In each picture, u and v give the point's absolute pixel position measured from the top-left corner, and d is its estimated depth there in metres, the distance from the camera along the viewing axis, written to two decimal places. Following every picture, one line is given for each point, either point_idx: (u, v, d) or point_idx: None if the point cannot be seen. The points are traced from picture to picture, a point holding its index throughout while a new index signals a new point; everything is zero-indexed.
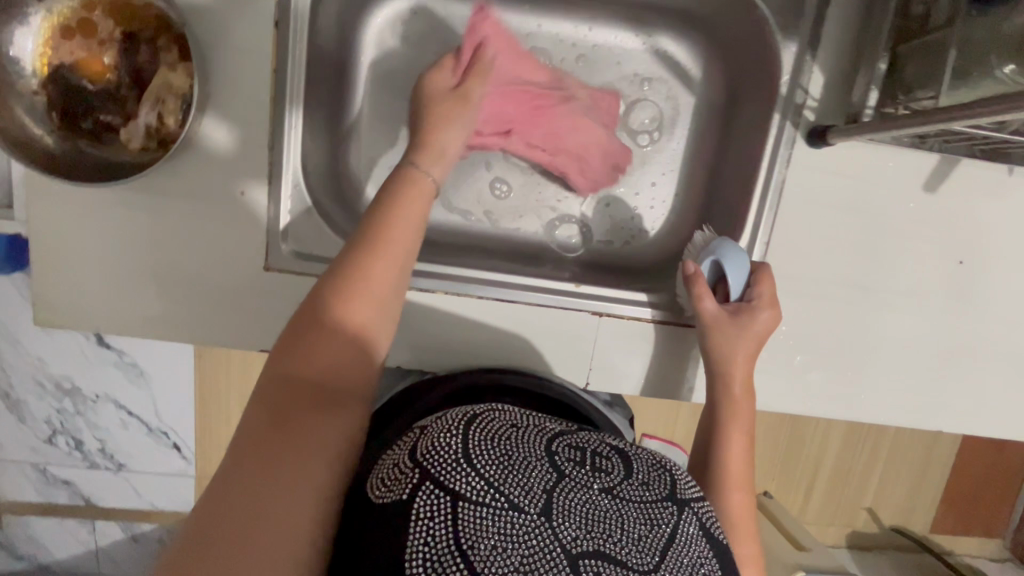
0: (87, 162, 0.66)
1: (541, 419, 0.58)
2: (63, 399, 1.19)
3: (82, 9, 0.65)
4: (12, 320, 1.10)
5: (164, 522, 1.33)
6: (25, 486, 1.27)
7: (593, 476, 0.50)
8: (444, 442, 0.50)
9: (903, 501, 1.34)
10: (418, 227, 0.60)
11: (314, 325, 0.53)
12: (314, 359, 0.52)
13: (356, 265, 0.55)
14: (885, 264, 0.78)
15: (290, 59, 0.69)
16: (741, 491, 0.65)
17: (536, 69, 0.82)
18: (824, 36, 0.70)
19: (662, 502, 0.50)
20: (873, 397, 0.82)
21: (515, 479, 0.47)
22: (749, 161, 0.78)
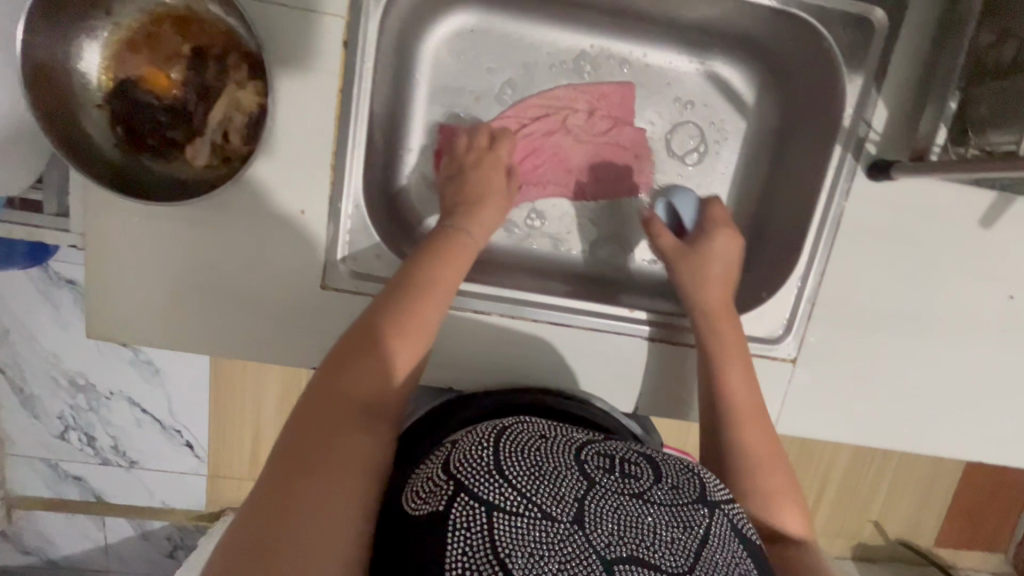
0: (150, 178, 0.66)
1: (567, 429, 0.60)
2: (76, 395, 1.13)
3: (151, 24, 0.64)
4: (31, 313, 1.06)
5: (176, 520, 1.26)
6: (35, 480, 1.21)
7: (623, 483, 0.52)
8: (476, 453, 0.52)
9: (908, 516, 1.34)
10: (459, 273, 0.67)
11: (366, 346, 0.59)
12: (362, 374, 0.57)
13: (414, 299, 0.63)
14: (938, 298, 0.79)
15: (357, 78, 0.68)
16: (765, 485, 0.64)
17: (575, 95, 0.85)
18: (890, 72, 0.71)
19: (694, 505, 0.52)
20: (918, 427, 0.83)
21: (548, 489, 0.50)
22: (805, 190, 0.78)
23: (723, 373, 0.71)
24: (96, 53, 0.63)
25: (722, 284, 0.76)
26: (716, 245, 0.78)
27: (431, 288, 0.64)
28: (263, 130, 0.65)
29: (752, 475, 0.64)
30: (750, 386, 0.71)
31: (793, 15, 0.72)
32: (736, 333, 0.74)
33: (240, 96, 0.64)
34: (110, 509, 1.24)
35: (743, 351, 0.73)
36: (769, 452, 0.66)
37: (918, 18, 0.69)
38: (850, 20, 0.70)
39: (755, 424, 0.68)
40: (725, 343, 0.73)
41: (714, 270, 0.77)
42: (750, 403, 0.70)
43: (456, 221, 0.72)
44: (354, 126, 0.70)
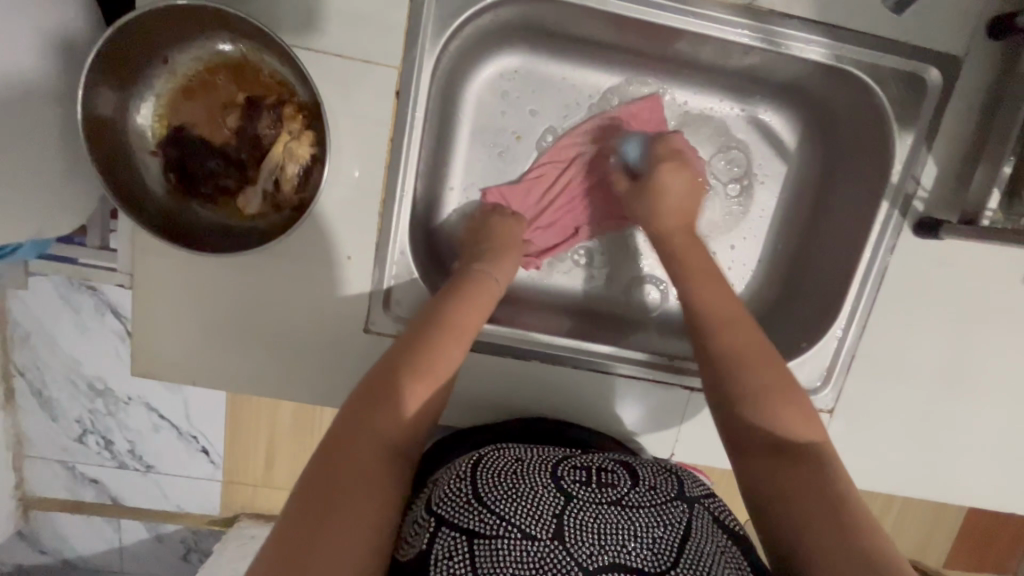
0: (201, 224, 0.66)
1: (542, 449, 0.64)
2: (94, 399, 1.08)
3: (205, 72, 0.65)
4: (50, 317, 1.01)
5: (190, 524, 1.20)
6: (51, 483, 1.16)
7: (600, 492, 0.55)
8: (456, 487, 0.55)
9: (921, 536, 1.18)
10: (482, 313, 0.66)
11: (386, 390, 0.56)
12: (382, 421, 0.55)
13: (435, 338, 0.61)
14: (980, 353, 0.78)
15: (408, 126, 0.69)
16: (824, 526, 0.52)
17: (611, 130, 0.83)
18: (941, 131, 0.71)
19: (671, 503, 0.57)
20: (954, 478, 0.82)
21: (524, 508, 0.52)
22: (849, 240, 0.78)
23: (756, 398, 0.61)
24: (153, 101, 0.64)
25: (705, 279, 0.70)
26: (670, 184, 0.76)
27: (451, 328, 0.63)
28: (314, 180, 0.65)
29: (802, 516, 0.53)
30: (795, 411, 0.61)
31: (844, 71, 0.72)
32: (755, 350, 0.64)
33: (293, 146, 0.64)
34: (126, 513, 1.19)
35: (779, 371, 0.63)
36: (828, 485, 0.55)
37: (970, 80, 0.70)
38: (903, 78, 0.70)
39: (801, 454, 0.58)
40: (749, 363, 0.64)
41: (669, 208, 0.75)
42: (791, 433, 0.60)
43: (488, 267, 0.72)
44: (404, 175, 0.70)
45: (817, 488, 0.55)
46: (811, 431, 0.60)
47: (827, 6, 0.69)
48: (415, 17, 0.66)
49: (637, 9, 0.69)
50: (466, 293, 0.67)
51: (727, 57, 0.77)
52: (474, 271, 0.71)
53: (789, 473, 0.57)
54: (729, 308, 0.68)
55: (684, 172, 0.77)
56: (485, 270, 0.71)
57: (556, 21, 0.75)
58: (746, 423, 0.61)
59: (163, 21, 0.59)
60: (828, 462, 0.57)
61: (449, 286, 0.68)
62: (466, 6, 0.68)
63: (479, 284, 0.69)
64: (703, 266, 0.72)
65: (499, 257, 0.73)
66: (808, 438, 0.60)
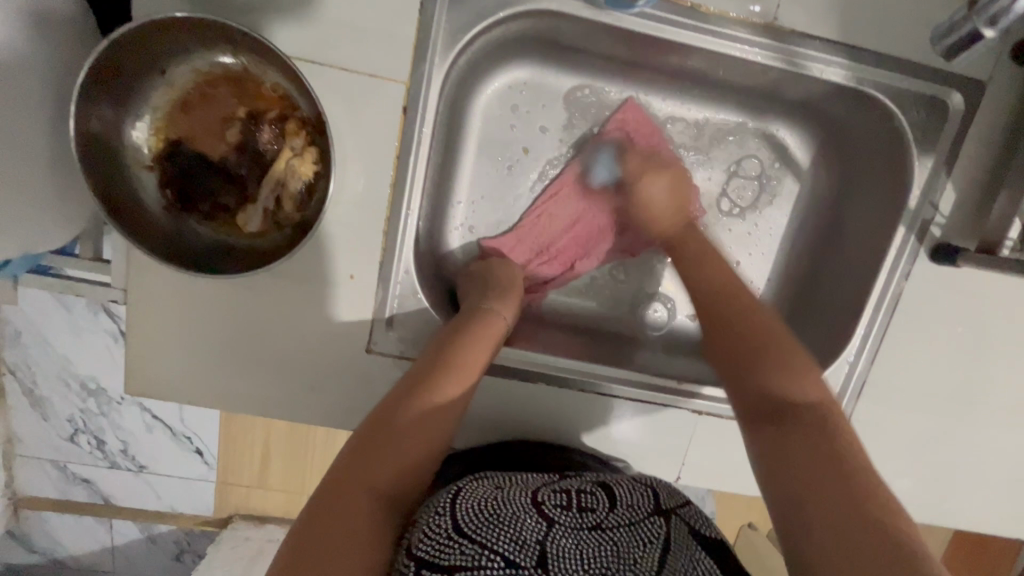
0: (198, 242, 0.64)
1: (519, 476, 0.62)
2: (86, 399, 1.05)
3: (205, 84, 0.62)
4: (41, 316, 0.97)
5: (184, 526, 1.18)
6: (41, 482, 1.13)
7: (580, 517, 0.55)
8: (434, 522, 0.51)
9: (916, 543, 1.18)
10: (487, 354, 0.64)
11: (384, 429, 0.55)
12: (378, 463, 0.53)
13: (441, 380, 0.59)
14: (993, 379, 0.77)
15: (416, 142, 0.66)
16: (812, 483, 0.47)
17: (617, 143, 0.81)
18: (961, 156, 0.70)
19: (651, 518, 0.56)
20: (961, 504, 0.81)
21: (508, 535, 0.50)
22: (862, 261, 0.76)
23: (752, 364, 0.59)
24: (149, 115, 0.62)
25: (705, 261, 0.70)
26: (649, 191, 0.75)
27: (458, 370, 0.61)
28: (317, 198, 0.63)
29: (795, 475, 0.49)
30: (792, 370, 0.57)
31: (863, 93, 0.70)
32: (752, 327, 0.62)
33: (295, 164, 0.62)
34: (119, 513, 1.16)
35: (779, 340, 0.60)
36: (830, 443, 0.50)
37: (992, 106, 0.69)
38: (923, 101, 0.69)
39: (797, 411, 0.54)
40: (743, 334, 0.62)
41: (661, 213, 0.75)
42: (783, 390, 0.56)
43: (493, 301, 0.70)
44: (409, 194, 0.68)
45: (813, 447, 0.50)
46: (810, 386, 0.56)
47: (849, 25, 0.67)
48: (424, 30, 0.63)
49: (652, 25, 0.67)
50: (470, 331, 0.65)
51: (744, 74, 0.74)
52: (485, 311, 0.68)
53: (784, 432, 0.53)
54: (723, 276, 0.68)
55: (668, 173, 0.75)
56: (492, 307, 0.69)
57: (569, 35, 0.72)
58: (746, 385, 0.59)
59: (160, 32, 0.56)
60: (825, 422, 0.52)
61: (456, 324, 0.66)
62: (478, 18, 0.65)
63: (485, 326, 0.66)
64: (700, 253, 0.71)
65: (505, 295, 0.72)
66: (806, 396, 0.55)
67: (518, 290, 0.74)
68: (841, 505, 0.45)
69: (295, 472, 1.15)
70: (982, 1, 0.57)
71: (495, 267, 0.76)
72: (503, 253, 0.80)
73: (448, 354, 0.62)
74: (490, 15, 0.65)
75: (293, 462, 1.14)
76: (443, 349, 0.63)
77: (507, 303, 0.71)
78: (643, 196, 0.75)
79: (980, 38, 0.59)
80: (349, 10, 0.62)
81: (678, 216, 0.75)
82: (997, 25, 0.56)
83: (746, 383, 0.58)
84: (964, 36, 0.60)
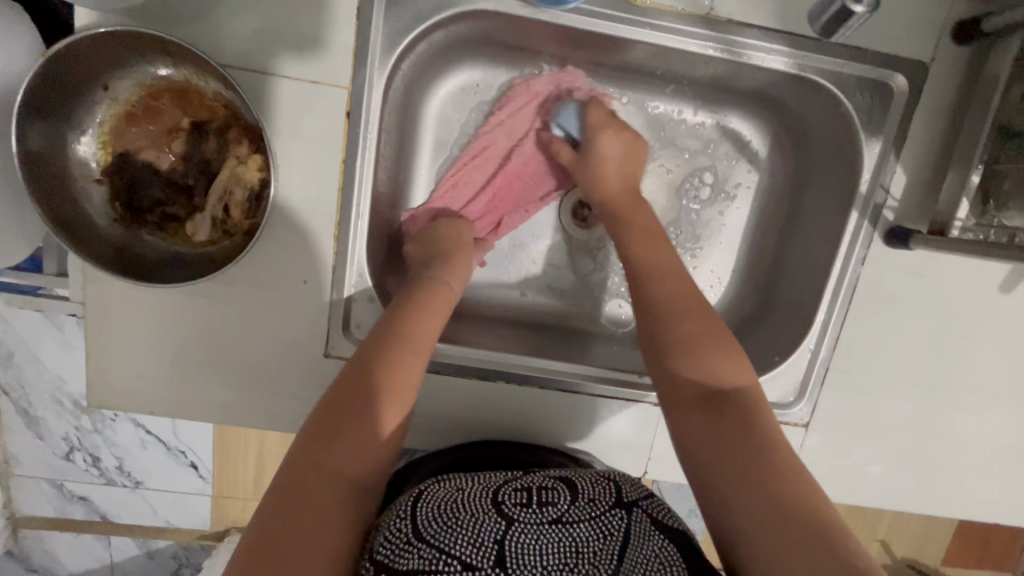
0: (147, 252, 0.65)
1: (484, 475, 0.62)
2: (80, 417, 1.06)
3: (149, 97, 0.63)
4: (33, 337, 0.97)
5: (181, 540, 1.19)
6: (40, 501, 1.14)
7: (541, 512, 0.55)
8: (395, 527, 0.52)
9: (919, 533, 1.15)
10: (440, 326, 0.65)
11: (346, 412, 0.55)
12: (344, 448, 0.53)
13: (397, 355, 0.59)
14: (959, 360, 0.76)
15: (360, 146, 0.67)
16: (758, 500, 0.48)
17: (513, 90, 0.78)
18: (909, 139, 0.70)
19: (612, 511, 0.56)
20: (937, 488, 0.80)
21: (466, 538, 0.51)
22: (821, 249, 0.76)
23: (681, 343, 0.60)
24: (96, 130, 0.63)
25: (643, 237, 0.68)
26: (605, 151, 0.74)
27: (417, 341, 0.61)
28: (264, 205, 0.64)
29: (741, 509, 0.49)
30: (718, 357, 0.58)
31: (808, 80, 0.70)
32: (688, 301, 0.62)
33: (241, 172, 0.63)
34: (117, 530, 1.17)
35: (711, 328, 0.60)
36: (759, 440, 0.52)
37: (935, 86, 0.69)
38: (866, 85, 0.69)
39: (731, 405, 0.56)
40: (681, 316, 0.61)
41: (613, 172, 0.74)
42: (720, 379, 0.57)
43: (439, 271, 0.70)
44: (359, 198, 0.68)
45: (751, 448, 0.52)
46: (736, 376, 0.58)
47: (787, 13, 0.67)
48: (363, 36, 0.64)
49: (591, 21, 0.67)
50: (422, 303, 0.65)
51: (691, 66, 0.75)
52: (434, 278, 0.69)
53: (712, 424, 0.54)
54: (656, 261, 0.66)
55: (624, 137, 0.75)
56: (440, 274, 0.69)
57: (513, 35, 0.73)
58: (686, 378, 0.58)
59: (97, 48, 0.57)
60: (754, 413, 0.54)
61: (400, 297, 0.66)
62: (416, 22, 0.66)
63: (433, 298, 0.66)
64: (645, 221, 0.70)
65: (451, 258, 0.72)
66: (733, 384, 0.57)
67: (464, 253, 0.73)
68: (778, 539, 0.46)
69: None
70: None
71: (437, 229, 0.75)
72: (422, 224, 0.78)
73: (407, 331, 0.61)
74: (428, 18, 0.66)
75: None
76: (398, 323, 0.62)
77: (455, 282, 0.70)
78: (597, 153, 0.74)
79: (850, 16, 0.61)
80: (287, 18, 0.63)
81: (624, 182, 0.73)
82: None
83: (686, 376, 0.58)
84: (837, 11, 0.62)
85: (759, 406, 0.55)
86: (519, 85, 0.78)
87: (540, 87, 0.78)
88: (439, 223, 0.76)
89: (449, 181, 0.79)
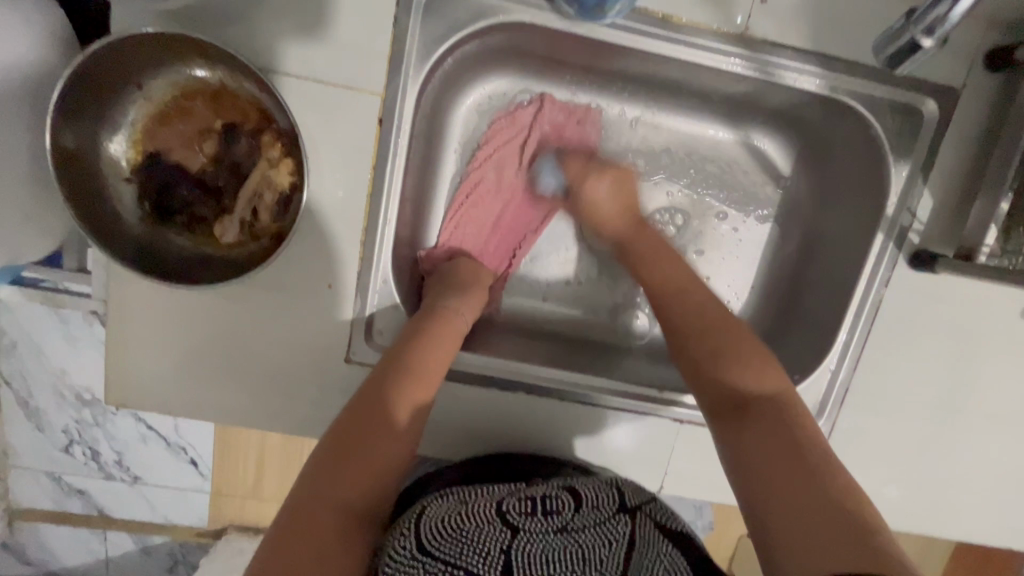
0: (173, 253, 0.65)
1: (486, 488, 0.62)
2: (81, 410, 1.05)
3: (182, 97, 0.63)
4: (37, 328, 0.97)
5: (179, 537, 1.18)
6: (37, 494, 1.13)
7: (545, 521, 0.55)
8: (398, 544, 0.50)
9: (916, 556, 1.15)
10: (448, 358, 0.62)
11: (349, 443, 0.52)
12: (346, 480, 0.50)
13: (404, 387, 0.57)
14: (977, 386, 0.77)
15: (391, 153, 0.67)
16: (796, 498, 0.48)
17: (497, 123, 0.79)
18: (937, 164, 0.70)
19: (616, 517, 0.57)
20: (949, 513, 0.80)
21: (472, 548, 0.50)
22: (843, 269, 0.76)
23: (716, 350, 0.61)
24: (127, 128, 0.63)
25: (649, 256, 0.70)
26: (595, 194, 0.74)
27: (420, 375, 0.59)
28: (293, 209, 0.64)
29: (794, 521, 0.47)
30: (751, 365, 0.59)
31: (838, 101, 0.70)
32: (717, 318, 0.63)
33: (272, 175, 0.63)
34: (113, 525, 1.16)
35: (745, 339, 0.61)
36: (796, 441, 0.52)
37: (965, 113, 0.69)
38: (896, 108, 0.69)
39: (756, 409, 0.56)
40: (709, 331, 0.62)
41: (606, 213, 0.74)
42: (752, 386, 0.58)
43: (453, 300, 0.68)
44: (387, 205, 0.68)
45: (798, 457, 0.51)
46: (773, 381, 0.58)
47: (821, 34, 0.68)
48: (398, 43, 0.64)
49: (626, 35, 0.67)
50: (430, 332, 0.63)
51: (721, 83, 0.75)
52: (445, 308, 0.66)
53: (757, 431, 0.54)
54: (667, 272, 0.68)
55: (611, 171, 0.75)
56: (450, 304, 0.67)
57: (545, 47, 0.73)
58: (719, 385, 0.59)
59: (135, 47, 0.57)
60: (787, 419, 0.55)
61: (410, 326, 0.64)
62: (453, 31, 0.66)
63: (443, 327, 0.64)
64: (651, 251, 0.70)
65: (462, 292, 0.70)
66: (767, 391, 0.57)
67: (479, 291, 0.72)
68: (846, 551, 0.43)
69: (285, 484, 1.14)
70: (918, 10, 0.53)
71: (458, 265, 0.74)
72: (436, 261, 0.76)
73: (414, 362, 0.59)
74: (464, 27, 0.66)
75: (283, 474, 1.13)
76: (406, 352, 0.60)
77: (470, 307, 0.69)
78: (588, 196, 0.74)
79: (919, 49, 0.56)
80: (324, 23, 0.63)
81: (626, 216, 0.73)
82: (934, 34, 0.53)
83: (718, 384, 0.59)
84: (903, 47, 0.57)
85: (790, 412, 0.56)
86: (503, 117, 0.79)
87: (523, 117, 0.79)
88: (458, 262, 0.75)
89: (453, 221, 0.79)
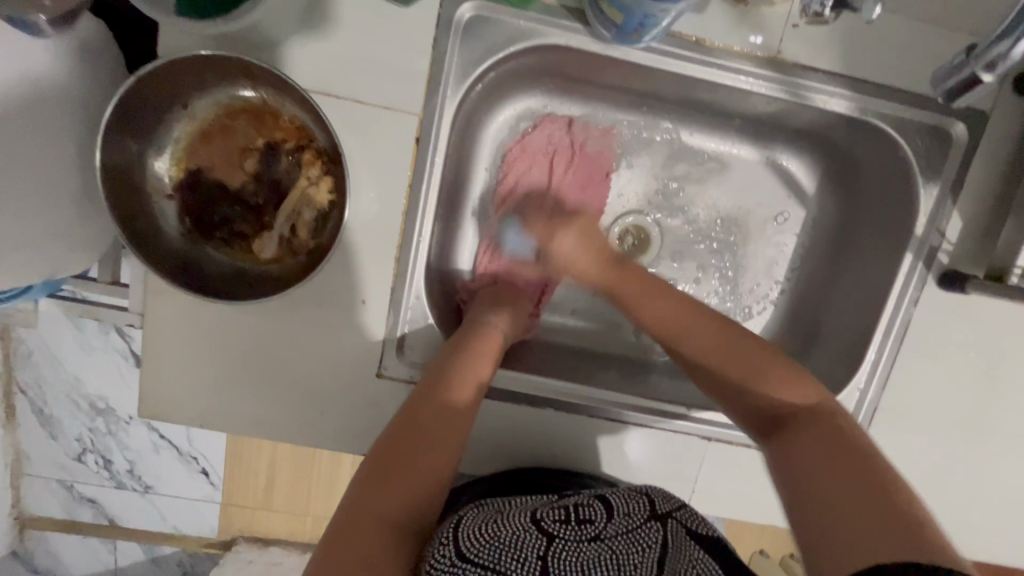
0: (212, 268, 0.66)
1: (517, 499, 0.62)
2: (96, 419, 1.05)
3: (225, 116, 0.65)
4: (54, 337, 0.98)
5: (188, 547, 1.17)
6: (49, 502, 1.13)
7: (581, 528, 0.55)
8: (438, 552, 0.51)
9: None
10: (487, 373, 0.64)
11: (394, 454, 0.53)
12: (393, 492, 0.51)
13: (445, 399, 0.58)
14: (1004, 407, 0.76)
15: (426, 171, 0.68)
16: (838, 493, 0.48)
17: (510, 154, 0.80)
18: (966, 185, 0.71)
19: (648, 523, 0.56)
20: (975, 535, 0.80)
21: (510, 555, 0.50)
22: (870, 287, 0.76)
23: (744, 370, 0.62)
24: (171, 146, 0.64)
25: (644, 303, 0.69)
26: (562, 248, 0.75)
27: (460, 386, 0.60)
28: (330, 225, 0.65)
29: (830, 517, 0.47)
30: (783, 379, 0.60)
31: (867, 122, 0.71)
32: (728, 340, 0.64)
33: (312, 193, 0.65)
34: (124, 534, 1.16)
35: (771, 356, 0.62)
36: (841, 441, 0.53)
37: (993, 136, 0.70)
38: (924, 129, 0.70)
39: (797, 422, 0.57)
40: (729, 345, 0.64)
41: (581, 265, 0.74)
42: (783, 397, 0.59)
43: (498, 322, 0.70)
44: (421, 221, 0.69)
45: (836, 455, 0.51)
46: (802, 391, 0.59)
47: (850, 56, 0.69)
48: (437, 64, 0.66)
49: (660, 57, 0.69)
50: (471, 348, 0.65)
51: (750, 104, 0.76)
52: (484, 325, 0.69)
53: (800, 440, 0.54)
54: (666, 314, 0.67)
55: (574, 224, 0.76)
56: (488, 322, 0.70)
57: (576, 67, 0.74)
58: (750, 398, 0.61)
59: (185, 68, 0.58)
60: (824, 427, 0.55)
61: (450, 343, 0.66)
62: (490, 52, 0.67)
63: (482, 342, 0.66)
64: (631, 286, 0.70)
65: (499, 309, 0.73)
66: (800, 402, 0.58)
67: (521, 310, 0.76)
68: (886, 543, 0.43)
69: (298, 495, 1.14)
70: (981, 46, 0.56)
71: (499, 289, 0.77)
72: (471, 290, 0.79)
73: (455, 376, 0.61)
74: (501, 50, 0.67)
75: (297, 486, 1.13)
76: (447, 368, 0.62)
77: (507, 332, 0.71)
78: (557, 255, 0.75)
79: (979, 83, 0.59)
80: (365, 45, 0.64)
81: (599, 262, 0.73)
82: (995, 71, 0.56)
83: (750, 397, 0.61)
84: (963, 79, 0.60)
85: (828, 418, 0.56)
86: (515, 146, 0.80)
87: (535, 150, 0.81)
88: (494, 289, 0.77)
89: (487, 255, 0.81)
